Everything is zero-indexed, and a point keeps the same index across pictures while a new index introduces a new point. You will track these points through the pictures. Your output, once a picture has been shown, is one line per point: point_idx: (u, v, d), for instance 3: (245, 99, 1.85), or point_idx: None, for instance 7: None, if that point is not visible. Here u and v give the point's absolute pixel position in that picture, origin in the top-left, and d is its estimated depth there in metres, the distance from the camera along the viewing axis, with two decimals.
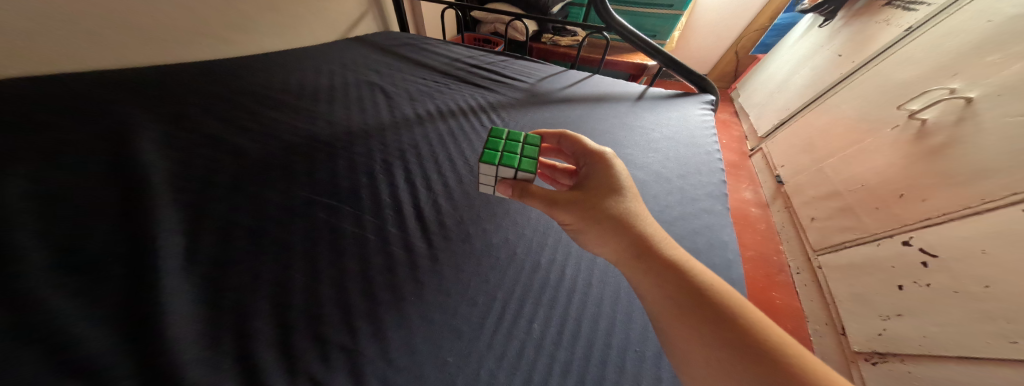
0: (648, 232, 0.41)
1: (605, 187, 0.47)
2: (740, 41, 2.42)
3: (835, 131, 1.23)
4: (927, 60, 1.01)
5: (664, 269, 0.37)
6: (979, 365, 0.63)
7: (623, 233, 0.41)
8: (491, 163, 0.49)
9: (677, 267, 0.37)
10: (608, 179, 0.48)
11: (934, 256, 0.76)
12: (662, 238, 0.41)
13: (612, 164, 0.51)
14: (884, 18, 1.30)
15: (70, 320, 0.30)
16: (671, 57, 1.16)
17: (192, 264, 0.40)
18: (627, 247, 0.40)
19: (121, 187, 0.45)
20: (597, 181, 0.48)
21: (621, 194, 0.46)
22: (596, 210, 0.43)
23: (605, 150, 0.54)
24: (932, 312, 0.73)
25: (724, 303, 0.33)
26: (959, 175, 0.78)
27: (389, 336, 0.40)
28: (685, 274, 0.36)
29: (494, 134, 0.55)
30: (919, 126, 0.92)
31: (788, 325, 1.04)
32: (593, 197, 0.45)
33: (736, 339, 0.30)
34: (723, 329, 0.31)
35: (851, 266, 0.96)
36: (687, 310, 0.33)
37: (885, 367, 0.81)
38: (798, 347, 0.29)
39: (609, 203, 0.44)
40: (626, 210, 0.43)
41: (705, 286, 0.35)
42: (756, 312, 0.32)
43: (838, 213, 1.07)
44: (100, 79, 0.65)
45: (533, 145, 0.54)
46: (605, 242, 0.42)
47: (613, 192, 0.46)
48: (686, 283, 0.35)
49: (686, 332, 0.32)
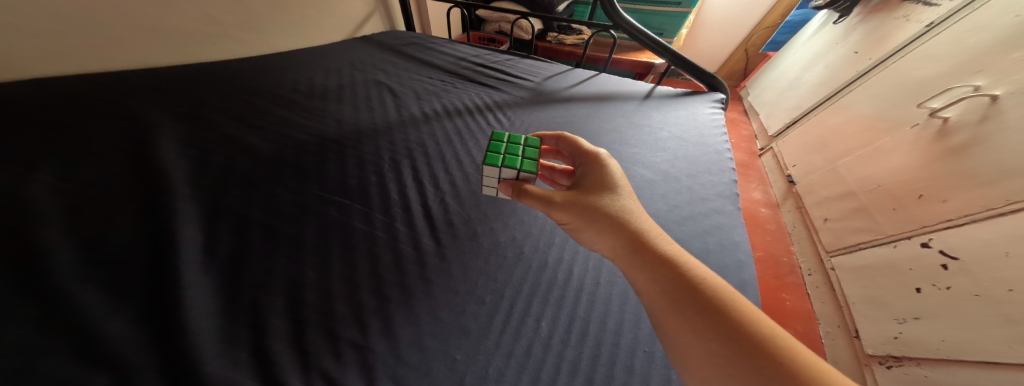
0: (643, 229, 0.41)
1: (600, 186, 0.46)
2: (749, 39, 2.37)
3: (850, 130, 1.20)
4: (949, 57, 0.97)
5: (660, 265, 0.36)
6: (998, 370, 0.61)
7: (620, 230, 0.41)
8: (493, 166, 0.49)
9: (673, 266, 0.36)
10: (602, 178, 0.48)
11: (954, 259, 0.74)
12: (656, 234, 0.40)
13: (607, 164, 0.50)
14: (903, 14, 1.26)
15: (97, 313, 0.32)
16: (679, 55, 1.14)
17: (211, 260, 0.41)
18: (624, 243, 0.40)
19: (141, 184, 0.46)
20: (592, 180, 0.48)
21: (617, 192, 0.45)
22: (592, 208, 0.43)
23: (601, 150, 0.53)
24: (951, 316, 0.71)
25: (723, 301, 0.32)
26: (982, 175, 0.76)
27: (399, 333, 0.40)
28: (681, 270, 0.36)
29: (495, 136, 0.55)
30: (940, 125, 0.89)
31: (799, 327, 1.02)
32: (588, 195, 0.45)
33: (732, 331, 0.29)
34: (722, 323, 0.30)
35: (866, 268, 0.94)
36: (684, 306, 0.32)
37: (900, 370, 0.79)
38: (787, 338, 0.29)
39: (605, 202, 0.44)
40: (622, 207, 0.43)
41: (701, 284, 0.34)
42: (748, 305, 0.32)
43: (852, 213, 1.05)
44: (119, 79, 0.67)
45: (533, 147, 0.54)
46: (602, 239, 0.42)
47: (609, 191, 0.46)
48: (682, 278, 0.35)
49: (682, 326, 0.32)
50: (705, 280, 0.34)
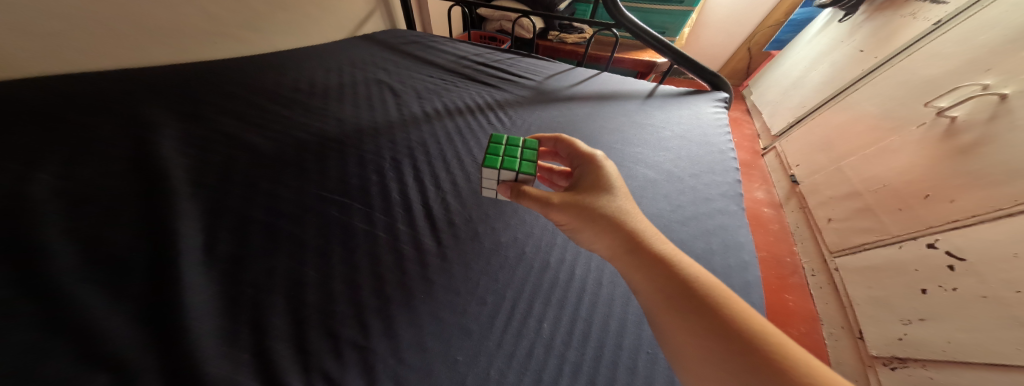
0: (640, 229, 0.40)
1: (597, 187, 0.46)
2: (752, 37, 2.35)
3: (855, 130, 1.18)
4: (956, 56, 0.96)
5: (654, 263, 0.36)
6: (1008, 373, 0.60)
7: (616, 229, 0.40)
8: (492, 168, 0.48)
9: (670, 267, 0.35)
10: (599, 180, 0.47)
11: (961, 259, 0.73)
12: (652, 233, 0.40)
13: (604, 165, 0.50)
14: (911, 12, 1.24)
15: (98, 312, 0.31)
16: (682, 53, 1.14)
17: (211, 259, 0.41)
18: (620, 242, 0.39)
19: (142, 183, 0.46)
20: (590, 181, 0.47)
21: (614, 193, 0.45)
22: (589, 209, 0.42)
23: (598, 152, 0.53)
24: (957, 317, 0.70)
25: (720, 303, 0.31)
26: (989, 175, 0.75)
27: (400, 334, 0.40)
28: (676, 269, 0.35)
29: (494, 139, 0.54)
30: (948, 124, 0.88)
31: (802, 328, 1.02)
32: (585, 196, 0.44)
33: (727, 332, 0.29)
34: (716, 322, 0.30)
35: (870, 269, 0.93)
36: (680, 306, 0.32)
37: (904, 372, 0.78)
38: (782, 337, 0.28)
39: (601, 202, 0.43)
40: (618, 208, 0.43)
41: (697, 285, 0.33)
42: (742, 305, 0.31)
43: (856, 213, 1.04)
44: (119, 77, 0.66)
45: (532, 149, 0.53)
46: (599, 239, 0.41)
47: (606, 192, 0.45)
48: (677, 277, 0.34)
49: (677, 325, 0.31)
50: (702, 282, 0.33)
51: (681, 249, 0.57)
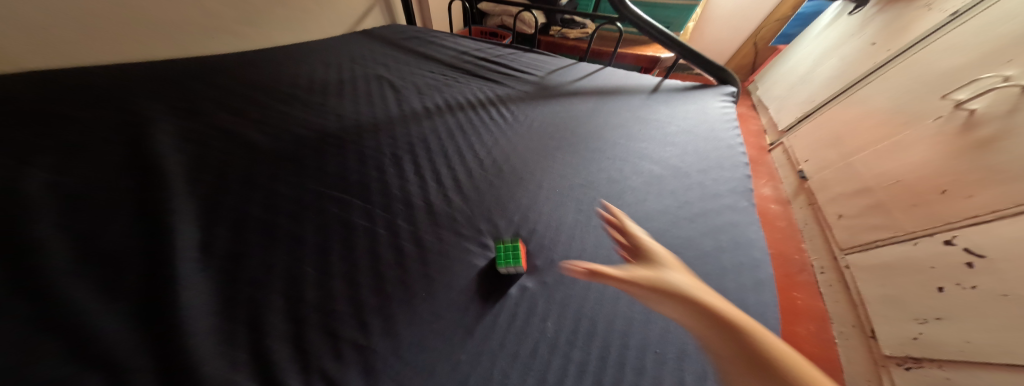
0: (714, 301, 0.35)
1: (660, 262, 0.43)
2: (758, 32, 2.29)
3: (866, 125, 1.13)
4: (973, 47, 0.90)
5: (728, 329, 0.30)
6: None
7: (683, 295, 0.36)
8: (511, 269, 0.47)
9: (755, 342, 0.28)
10: (660, 255, 0.45)
11: (980, 256, 0.66)
12: (731, 308, 0.34)
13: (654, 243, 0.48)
14: (925, 2, 1.19)
15: (91, 311, 0.30)
16: (689, 48, 1.11)
17: (208, 257, 0.40)
18: (689, 307, 0.34)
19: (137, 179, 0.45)
20: (648, 255, 0.45)
21: (679, 270, 0.42)
22: (656, 280, 0.39)
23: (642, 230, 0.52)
24: (975, 317, 0.63)
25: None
26: (1008, 170, 0.67)
27: (400, 333, 0.39)
28: (758, 339, 0.29)
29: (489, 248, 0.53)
30: (966, 117, 0.81)
31: (810, 327, 0.94)
32: (650, 269, 0.42)
33: None
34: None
35: (884, 267, 0.85)
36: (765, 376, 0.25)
37: (921, 373, 0.71)
38: None
39: (668, 275, 0.40)
40: (687, 282, 0.39)
41: (783, 365, 0.26)
42: None
43: (868, 210, 0.97)
44: (114, 72, 0.65)
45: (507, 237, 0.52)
46: (670, 306, 0.36)
47: (670, 266, 0.42)
48: (762, 349, 0.27)
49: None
50: (798, 372, 0.25)
51: (690, 246, 0.56)
